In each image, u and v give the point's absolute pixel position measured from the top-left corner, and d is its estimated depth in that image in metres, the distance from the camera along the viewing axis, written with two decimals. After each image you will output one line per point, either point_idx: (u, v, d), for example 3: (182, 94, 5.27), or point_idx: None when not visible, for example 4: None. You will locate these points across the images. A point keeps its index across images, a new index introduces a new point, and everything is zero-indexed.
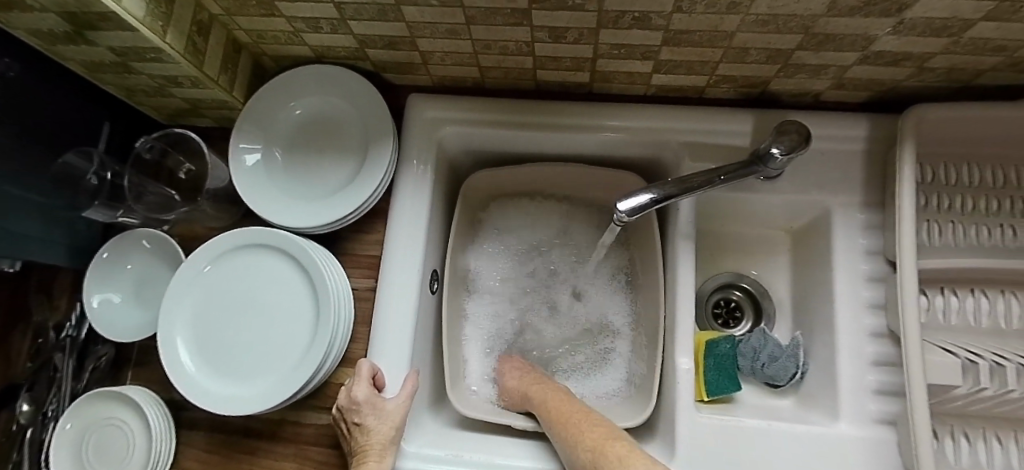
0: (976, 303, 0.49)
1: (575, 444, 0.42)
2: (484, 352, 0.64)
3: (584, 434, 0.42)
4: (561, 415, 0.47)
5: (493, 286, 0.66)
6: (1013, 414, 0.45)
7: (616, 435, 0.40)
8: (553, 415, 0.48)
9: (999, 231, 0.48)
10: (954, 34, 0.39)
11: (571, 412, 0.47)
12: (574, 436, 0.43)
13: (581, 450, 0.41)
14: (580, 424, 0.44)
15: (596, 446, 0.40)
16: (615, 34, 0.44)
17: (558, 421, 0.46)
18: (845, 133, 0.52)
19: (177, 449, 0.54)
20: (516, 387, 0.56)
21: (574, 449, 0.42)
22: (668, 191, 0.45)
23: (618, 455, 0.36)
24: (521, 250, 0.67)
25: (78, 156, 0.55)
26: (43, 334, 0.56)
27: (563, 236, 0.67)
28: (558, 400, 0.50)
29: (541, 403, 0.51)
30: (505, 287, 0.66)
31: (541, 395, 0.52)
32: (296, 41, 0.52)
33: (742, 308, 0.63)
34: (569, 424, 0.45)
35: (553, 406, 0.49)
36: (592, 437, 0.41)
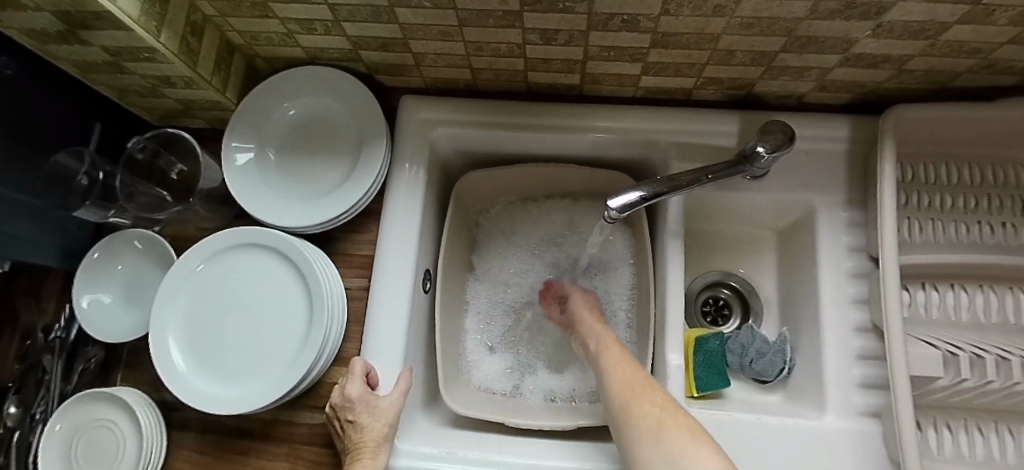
0: (956, 298, 0.50)
1: (638, 412, 0.39)
2: (484, 347, 0.65)
3: (654, 409, 0.38)
4: (628, 379, 0.43)
5: (492, 281, 0.67)
6: (994, 404, 0.46)
7: (689, 421, 0.36)
8: (619, 378, 0.44)
9: (977, 227, 0.49)
10: (931, 37, 0.40)
11: (640, 379, 0.43)
12: (641, 407, 0.39)
13: (644, 422, 0.37)
14: (651, 396, 0.40)
15: (667, 426, 0.36)
16: (604, 37, 0.45)
17: (625, 384, 0.43)
18: (829, 133, 0.53)
19: (168, 450, 0.53)
20: (588, 323, 0.54)
21: (635, 418, 0.38)
22: (657, 189, 0.46)
23: (696, 450, 0.32)
24: (516, 248, 0.68)
25: (69, 156, 0.55)
26: (31, 336, 0.56)
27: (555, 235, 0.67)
28: (625, 363, 0.46)
29: (609, 363, 0.47)
30: (503, 282, 0.67)
31: (609, 355, 0.48)
32: (290, 42, 0.52)
33: (730, 306, 0.64)
34: (637, 391, 0.41)
35: (622, 368, 0.45)
36: (663, 414, 0.37)
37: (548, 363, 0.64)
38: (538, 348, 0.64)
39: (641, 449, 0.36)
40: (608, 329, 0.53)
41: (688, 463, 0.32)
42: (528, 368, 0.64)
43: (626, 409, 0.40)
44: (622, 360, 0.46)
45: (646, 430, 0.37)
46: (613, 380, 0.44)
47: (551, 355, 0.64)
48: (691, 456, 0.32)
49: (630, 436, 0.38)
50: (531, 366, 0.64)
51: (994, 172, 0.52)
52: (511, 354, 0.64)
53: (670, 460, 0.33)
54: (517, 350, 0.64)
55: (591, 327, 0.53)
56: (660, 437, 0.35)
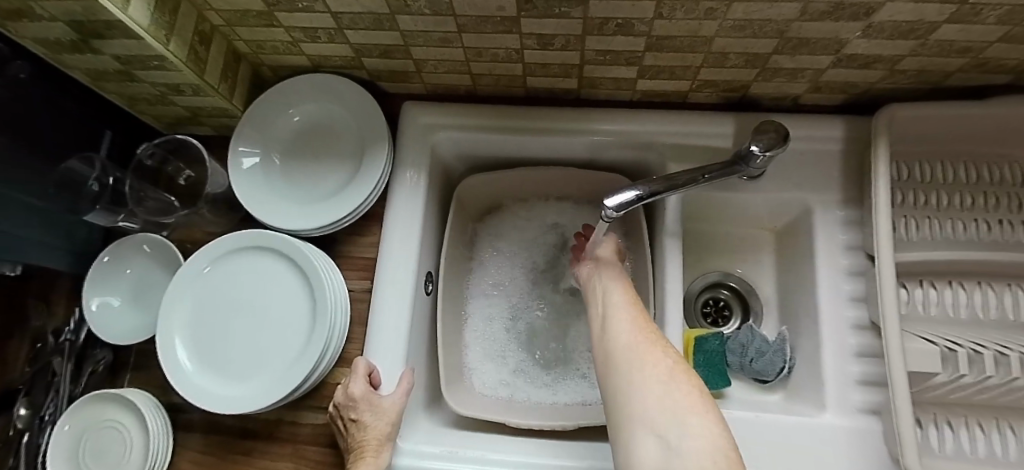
0: (954, 295, 0.50)
1: (649, 359, 0.35)
2: (483, 354, 0.64)
3: (665, 362, 0.34)
4: (642, 329, 0.39)
5: (497, 291, 0.67)
6: (992, 401, 0.46)
7: (701, 385, 0.32)
8: (632, 323, 0.40)
9: (973, 225, 0.50)
10: (921, 37, 0.41)
11: (652, 332, 0.39)
12: (651, 356, 0.35)
13: (653, 369, 0.33)
14: (664, 349, 0.36)
15: (681, 383, 0.32)
16: (600, 41, 0.46)
17: (638, 333, 0.38)
18: (825, 133, 0.53)
19: (174, 451, 0.54)
20: (611, 266, 0.51)
21: (643, 364, 0.34)
22: (654, 188, 0.47)
23: (705, 417, 0.29)
24: (516, 257, 0.68)
25: (81, 161, 0.57)
26: (42, 339, 0.57)
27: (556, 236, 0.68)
28: (639, 314, 0.42)
29: (622, 309, 0.42)
30: (505, 291, 0.67)
31: (624, 303, 0.44)
32: (295, 51, 0.54)
33: (730, 306, 0.64)
34: (652, 342, 0.37)
35: (636, 317, 0.41)
36: (678, 371, 0.33)
37: (545, 370, 0.63)
38: (536, 355, 0.64)
39: (639, 391, 0.32)
40: (624, 275, 0.49)
41: (694, 427, 0.28)
42: (524, 375, 0.63)
43: (633, 353, 0.36)
44: (635, 310, 0.42)
45: (654, 378, 0.33)
46: (624, 327, 0.40)
47: (549, 362, 0.63)
48: (700, 421, 0.29)
49: (628, 381, 0.34)
50: (529, 371, 0.63)
51: (988, 171, 0.53)
52: (508, 360, 0.64)
53: (675, 417, 0.29)
54: (516, 356, 0.64)
55: (608, 264, 0.52)
56: (670, 391, 0.31)
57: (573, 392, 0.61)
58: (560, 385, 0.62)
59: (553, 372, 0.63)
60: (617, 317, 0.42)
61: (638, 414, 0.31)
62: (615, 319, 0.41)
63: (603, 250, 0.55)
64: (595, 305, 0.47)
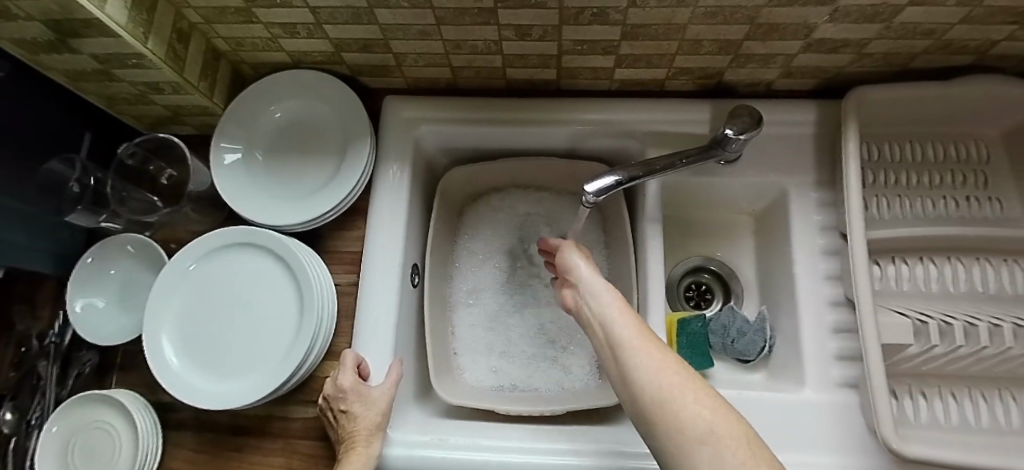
0: (924, 270, 0.52)
1: (682, 407, 0.27)
2: (470, 357, 0.64)
3: (700, 407, 0.27)
4: (656, 354, 0.31)
5: (475, 292, 0.67)
6: (963, 371, 0.48)
7: (748, 432, 0.26)
8: (640, 348, 0.31)
9: (942, 202, 0.53)
10: (886, 20, 0.42)
11: (671, 356, 0.31)
12: (681, 400, 0.27)
13: (691, 427, 0.26)
14: (692, 383, 0.28)
15: (726, 440, 0.25)
16: (576, 30, 0.46)
17: (652, 361, 0.30)
18: (799, 117, 0.55)
19: (165, 450, 0.54)
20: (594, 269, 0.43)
21: (679, 417, 0.27)
22: (632, 173, 0.49)
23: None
24: (489, 255, 0.69)
25: (62, 163, 0.57)
26: (26, 343, 0.56)
27: (521, 234, 0.69)
28: (649, 330, 0.34)
29: (625, 324, 0.34)
30: (483, 292, 0.67)
31: (628, 315, 0.35)
32: (274, 47, 0.54)
33: (712, 290, 0.65)
34: (676, 375, 0.29)
35: (645, 336, 0.32)
36: (720, 419, 0.26)
37: (533, 359, 0.63)
38: (525, 347, 0.64)
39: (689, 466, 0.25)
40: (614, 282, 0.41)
41: None
42: (515, 367, 0.63)
43: (656, 398, 0.28)
44: (639, 322, 0.34)
45: (697, 442, 0.26)
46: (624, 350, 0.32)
47: (542, 354, 0.63)
48: None
49: (671, 443, 0.27)
50: (517, 360, 0.63)
51: (954, 149, 0.55)
52: (497, 355, 0.64)
53: None
54: (504, 351, 0.64)
55: (583, 263, 0.44)
56: (719, 458, 0.25)
57: (563, 378, 0.62)
58: (551, 372, 0.62)
59: (541, 360, 0.63)
60: (622, 338, 0.33)
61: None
62: (621, 341, 0.33)
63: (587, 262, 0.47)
64: (590, 320, 0.38)
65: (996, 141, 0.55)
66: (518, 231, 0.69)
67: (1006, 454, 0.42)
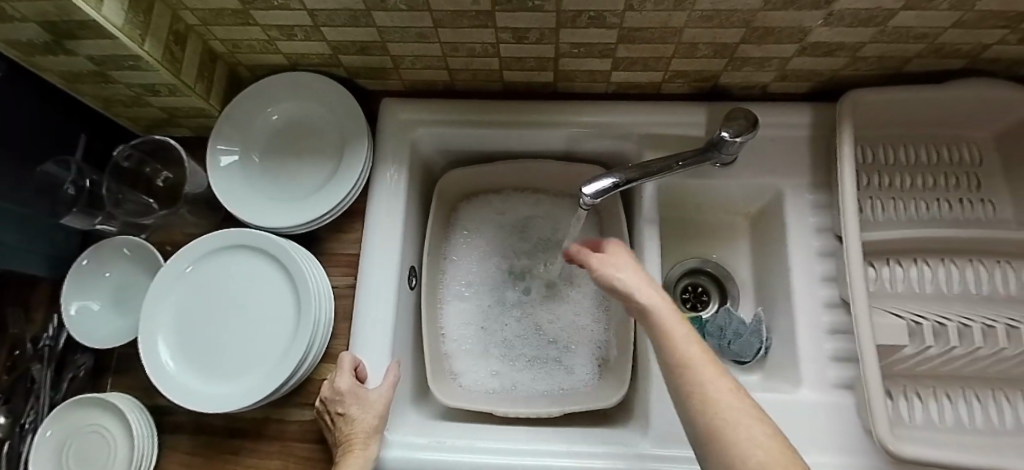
0: (918, 271, 0.52)
1: (734, 441, 0.26)
2: (468, 359, 0.64)
3: (754, 443, 0.26)
4: (711, 379, 0.30)
5: (470, 294, 0.67)
6: (957, 371, 0.49)
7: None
8: (695, 372, 0.30)
9: (935, 203, 0.53)
10: (879, 24, 0.43)
11: (728, 383, 0.29)
12: (734, 433, 0.27)
13: (743, 462, 0.25)
14: (750, 416, 0.27)
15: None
16: (573, 33, 0.47)
17: (706, 388, 0.29)
18: (795, 119, 0.55)
19: (160, 454, 0.54)
20: (638, 270, 0.40)
21: (734, 450, 0.26)
22: (629, 175, 0.49)
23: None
24: (485, 257, 0.68)
25: (56, 165, 0.57)
26: (20, 346, 0.56)
27: (522, 235, 0.69)
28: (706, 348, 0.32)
29: (679, 340, 0.32)
30: (481, 293, 0.67)
31: (682, 330, 0.33)
32: (271, 49, 0.54)
33: (708, 292, 0.66)
34: (733, 406, 0.28)
35: (700, 356, 0.31)
36: (776, 458, 0.25)
37: (532, 360, 0.63)
38: (524, 348, 0.64)
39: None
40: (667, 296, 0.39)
41: None
42: (515, 369, 0.63)
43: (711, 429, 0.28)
44: (695, 339, 0.33)
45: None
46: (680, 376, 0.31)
47: (540, 356, 0.64)
48: None
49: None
50: (515, 362, 0.63)
51: (947, 151, 0.56)
52: (495, 357, 0.64)
53: None
54: (502, 352, 0.64)
55: (619, 272, 0.40)
56: None
57: (562, 380, 0.62)
58: (549, 374, 0.63)
59: (540, 362, 0.63)
60: (676, 356, 0.32)
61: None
62: (674, 360, 0.32)
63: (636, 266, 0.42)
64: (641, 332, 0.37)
65: (988, 144, 0.56)
66: (521, 233, 0.69)
67: (1001, 454, 0.42)
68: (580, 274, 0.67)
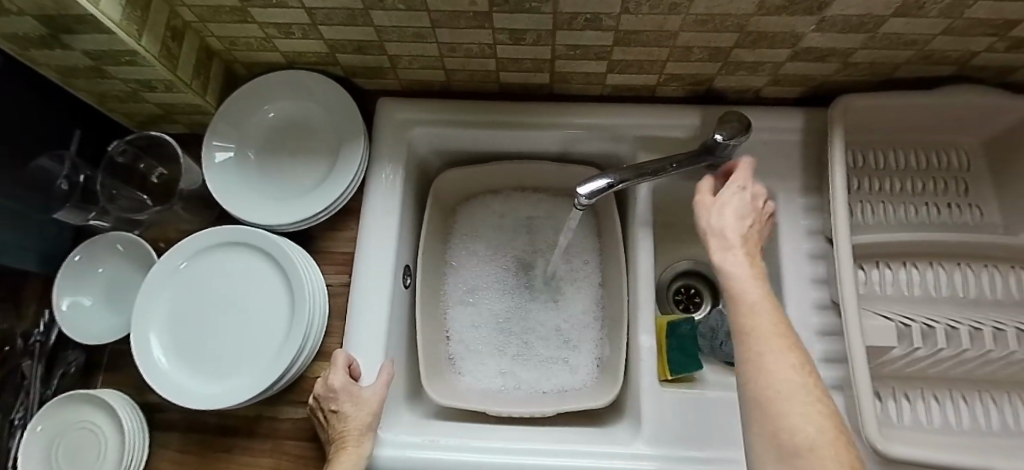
0: (907, 274, 0.53)
1: (784, 416, 0.28)
2: (473, 360, 0.64)
3: (807, 421, 0.27)
4: (776, 354, 0.30)
5: (474, 294, 0.67)
6: (945, 373, 0.49)
7: (851, 455, 0.27)
8: (761, 344, 0.31)
9: (924, 208, 0.54)
10: (871, 30, 0.43)
11: (796, 360, 0.30)
12: (788, 407, 0.28)
13: (788, 436, 0.27)
14: (807, 394, 0.29)
15: (823, 459, 0.26)
16: (570, 35, 0.47)
17: (769, 363, 0.30)
18: (787, 124, 0.56)
19: (151, 451, 0.53)
20: (745, 223, 0.41)
21: (784, 420, 0.28)
22: (623, 176, 0.49)
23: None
24: (489, 257, 0.69)
25: (50, 159, 0.57)
26: (10, 342, 0.56)
27: (531, 236, 0.69)
28: (779, 319, 0.32)
29: (754, 309, 0.33)
30: (478, 293, 0.67)
31: (759, 301, 0.34)
32: (268, 47, 0.54)
33: (701, 293, 0.67)
34: (792, 383, 0.29)
35: (770, 328, 0.32)
36: (822, 439, 0.27)
37: (529, 360, 0.64)
38: (531, 349, 0.64)
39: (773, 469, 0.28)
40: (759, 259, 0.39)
41: None
42: (521, 369, 0.63)
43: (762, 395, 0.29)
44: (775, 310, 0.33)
45: (791, 450, 0.27)
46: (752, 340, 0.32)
47: (538, 356, 0.64)
48: None
49: (768, 440, 0.28)
50: (512, 362, 0.64)
51: (936, 157, 0.57)
52: (502, 358, 0.64)
53: None
54: (509, 353, 0.64)
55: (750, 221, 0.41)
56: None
57: (559, 380, 0.62)
58: (547, 374, 0.63)
59: (537, 362, 0.64)
60: (747, 325, 0.32)
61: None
62: (745, 327, 0.32)
63: (741, 212, 0.42)
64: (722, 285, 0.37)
65: (976, 150, 0.57)
66: (528, 234, 0.70)
67: (986, 454, 0.43)
68: (583, 274, 0.67)
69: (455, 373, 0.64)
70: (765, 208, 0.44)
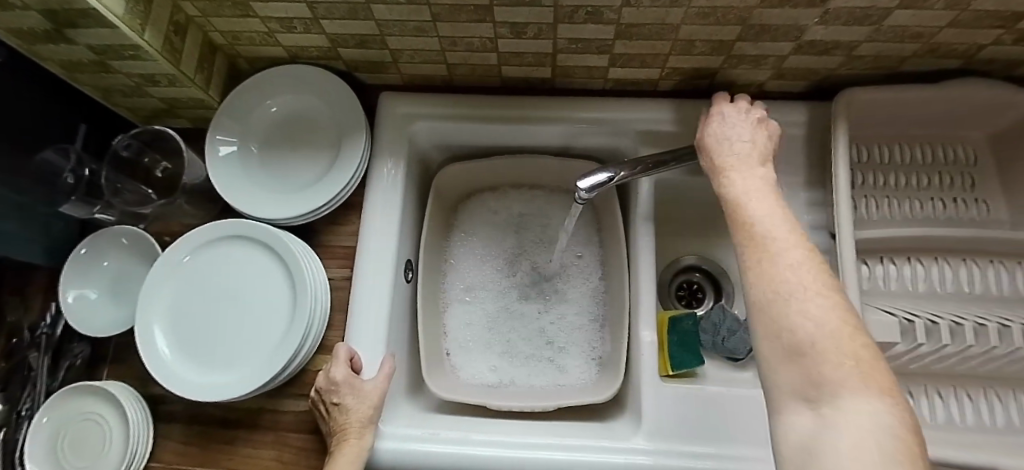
0: (912, 269, 0.53)
1: (785, 315, 0.27)
2: (474, 355, 0.65)
3: (806, 316, 0.26)
4: (778, 258, 0.29)
5: (475, 290, 0.68)
6: (949, 369, 0.49)
7: (867, 351, 0.25)
8: (762, 252, 0.30)
9: (929, 203, 0.54)
10: (875, 23, 0.43)
11: (798, 261, 0.29)
12: (787, 305, 0.27)
13: (791, 336, 0.26)
14: (811, 289, 0.27)
15: (828, 354, 0.24)
16: (571, 29, 0.47)
17: (768, 267, 0.29)
18: (791, 118, 0.56)
19: (155, 442, 0.54)
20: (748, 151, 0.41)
21: (783, 320, 0.27)
22: (623, 171, 0.49)
23: (865, 403, 0.23)
24: (486, 254, 0.69)
25: (56, 153, 0.57)
26: (18, 334, 0.57)
27: (519, 236, 0.69)
28: (784, 229, 0.31)
29: (755, 224, 0.32)
30: (479, 288, 0.68)
31: (762, 216, 0.33)
32: (270, 42, 0.54)
33: (703, 288, 0.66)
34: (795, 283, 0.28)
35: (771, 238, 0.31)
36: (829, 334, 0.25)
37: (529, 356, 0.64)
38: (524, 345, 0.65)
39: (779, 372, 0.26)
40: (769, 182, 0.38)
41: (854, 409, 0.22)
42: (514, 366, 0.63)
43: (763, 301, 0.28)
44: (777, 221, 0.32)
45: (794, 347, 0.26)
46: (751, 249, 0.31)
47: (537, 352, 0.64)
48: (856, 399, 0.23)
49: (770, 342, 0.27)
50: (512, 357, 0.64)
51: (942, 151, 0.56)
52: (495, 354, 0.64)
53: (830, 400, 0.23)
54: (503, 349, 0.65)
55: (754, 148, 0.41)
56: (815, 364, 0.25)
57: (559, 376, 0.63)
58: (547, 370, 0.63)
59: (537, 357, 0.64)
60: (747, 238, 0.32)
61: (785, 400, 0.26)
62: (745, 241, 0.32)
63: (745, 142, 0.42)
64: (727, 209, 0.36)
65: (983, 145, 0.56)
66: (517, 233, 0.69)
67: (990, 451, 0.42)
68: (577, 273, 0.67)
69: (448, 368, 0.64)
70: (771, 137, 0.43)
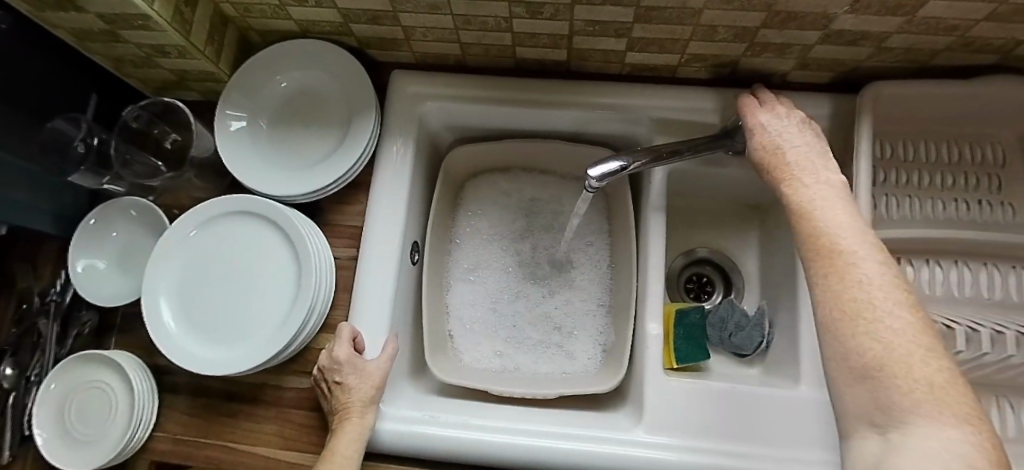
0: (931, 272, 0.51)
1: (850, 337, 0.27)
2: (476, 340, 0.65)
3: (873, 339, 0.26)
4: (846, 272, 0.29)
5: (477, 277, 0.67)
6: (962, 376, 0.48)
7: (944, 374, 0.24)
8: (828, 266, 0.29)
9: (953, 204, 0.52)
10: (908, 13, 0.41)
11: (872, 278, 0.28)
12: (853, 327, 0.27)
13: (858, 358, 0.26)
14: (878, 308, 0.27)
15: (897, 379, 0.25)
16: (589, 11, 0.45)
17: (835, 282, 0.29)
18: (812, 111, 0.54)
19: (159, 413, 0.55)
20: (807, 144, 0.40)
21: (849, 344, 0.27)
22: (637, 159, 0.48)
23: (938, 432, 0.22)
24: (498, 238, 0.68)
25: (66, 121, 0.56)
26: (28, 300, 0.58)
27: (527, 220, 0.68)
28: (856, 237, 0.30)
29: (826, 229, 0.31)
30: (482, 274, 0.67)
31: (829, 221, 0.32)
32: (282, 15, 0.53)
33: (713, 282, 0.65)
34: (866, 300, 0.27)
35: (841, 248, 0.30)
36: (899, 355, 0.25)
37: (530, 343, 0.64)
38: (530, 331, 0.64)
39: (848, 395, 0.27)
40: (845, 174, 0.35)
41: (924, 436, 0.23)
42: (520, 351, 0.63)
43: (828, 324, 0.28)
44: (856, 228, 0.31)
45: (862, 370, 0.26)
46: (818, 265, 0.30)
47: (540, 338, 0.64)
48: (925, 428, 0.23)
49: (835, 363, 0.28)
50: (515, 343, 0.64)
51: (970, 150, 0.54)
52: (502, 337, 0.65)
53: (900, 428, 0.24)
54: (509, 333, 0.65)
55: (812, 142, 0.40)
56: (881, 390, 0.25)
57: (563, 365, 0.62)
58: (550, 358, 0.63)
59: (540, 344, 0.64)
60: (815, 249, 0.31)
61: (856, 423, 0.26)
62: (811, 251, 0.31)
63: (800, 136, 0.40)
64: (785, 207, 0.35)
65: (1011, 145, 0.54)
66: (533, 218, 0.69)
67: None
68: (591, 259, 0.66)
69: (455, 351, 0.64)
70: (814, 127, 0.42)
